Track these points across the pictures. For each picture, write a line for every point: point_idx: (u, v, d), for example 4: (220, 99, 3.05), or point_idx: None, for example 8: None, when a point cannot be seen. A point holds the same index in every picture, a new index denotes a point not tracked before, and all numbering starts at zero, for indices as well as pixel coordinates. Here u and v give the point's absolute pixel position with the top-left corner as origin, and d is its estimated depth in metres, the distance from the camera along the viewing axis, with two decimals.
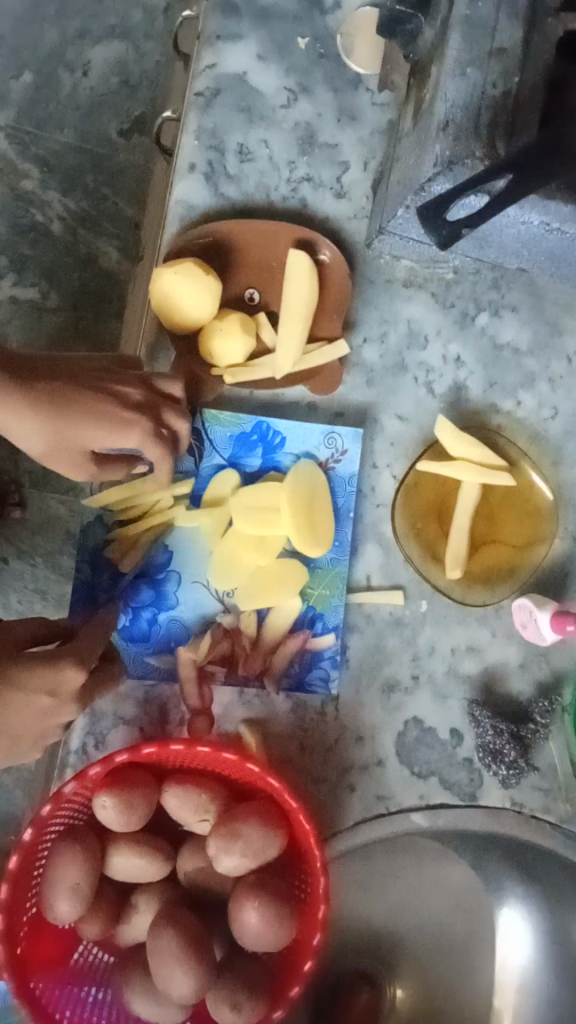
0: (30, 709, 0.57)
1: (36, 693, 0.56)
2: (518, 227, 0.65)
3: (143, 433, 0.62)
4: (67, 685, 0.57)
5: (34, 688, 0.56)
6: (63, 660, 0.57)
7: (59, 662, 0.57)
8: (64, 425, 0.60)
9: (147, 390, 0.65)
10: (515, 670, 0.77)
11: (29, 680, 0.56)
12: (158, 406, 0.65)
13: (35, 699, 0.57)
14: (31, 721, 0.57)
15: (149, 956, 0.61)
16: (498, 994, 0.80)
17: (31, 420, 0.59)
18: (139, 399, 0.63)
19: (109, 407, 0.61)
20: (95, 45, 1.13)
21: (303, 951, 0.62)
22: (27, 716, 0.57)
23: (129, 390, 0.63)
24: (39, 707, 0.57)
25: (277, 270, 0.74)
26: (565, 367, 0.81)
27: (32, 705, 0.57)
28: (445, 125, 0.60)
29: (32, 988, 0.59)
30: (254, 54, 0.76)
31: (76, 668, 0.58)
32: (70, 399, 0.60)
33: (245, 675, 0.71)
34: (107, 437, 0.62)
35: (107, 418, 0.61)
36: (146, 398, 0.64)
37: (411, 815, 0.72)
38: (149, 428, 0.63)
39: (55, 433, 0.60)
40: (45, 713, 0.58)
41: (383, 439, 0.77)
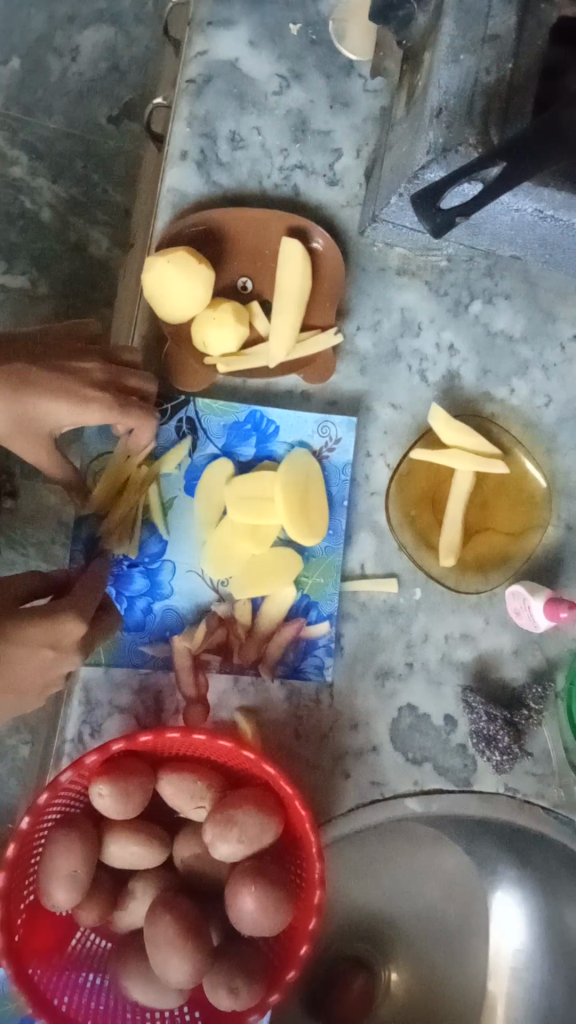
0: (33, 664, 0.56)
1: (40, 648, 0.56)
2: (512, 214, 0.65)
3: (106, 410, 0.59)
4: (69, 635, 0.57)
5: (36, 642, 0.55)
6: (63, 614, 0.56)
7: (59, 615, 0.56)
8: (19, 402, 0.56)
9: (107, 367, 0.62)
10: (509, 657, 0.77)
11: (32, 634, 0.55)
12: (118, 380, 0.62)
13: (37, 653, 0.56)
14: (34, 675, 0.57)
15: (147, 943, 0.61)
16: (492, 978, 0.81)
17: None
18: (100, 376, 0.61)
19: (68, 383, 0.58)
20: (84, 30, 1.12)
21: (300, 936, 0.62)
22: (29, 671, 0.56)
23: (86, 367, 0.60)
24: (41, 660, 0.56)
25: (270, 258, 0.73)
26: (558, 355, 0.81)
27: (36, 659, 0.56)
28: (439, 111, 0.61)
29: (30, 974, 0.59)
30: (245, 40, 0.76)
31: (76, 622, 0.57)
32: (24, 376, 0.57)
33: (240, 664, 0.71)
34: (67, 413, 0.58)
35: (70, 397, 0.58)
36: (107, 374, 0.61)
37: (406, 801, 0.73)
38: (115, 404, 0.60)
39: (11, 409, 0.56)
40: (47, 667, 0.57)
41: (376, 427, 0.77)
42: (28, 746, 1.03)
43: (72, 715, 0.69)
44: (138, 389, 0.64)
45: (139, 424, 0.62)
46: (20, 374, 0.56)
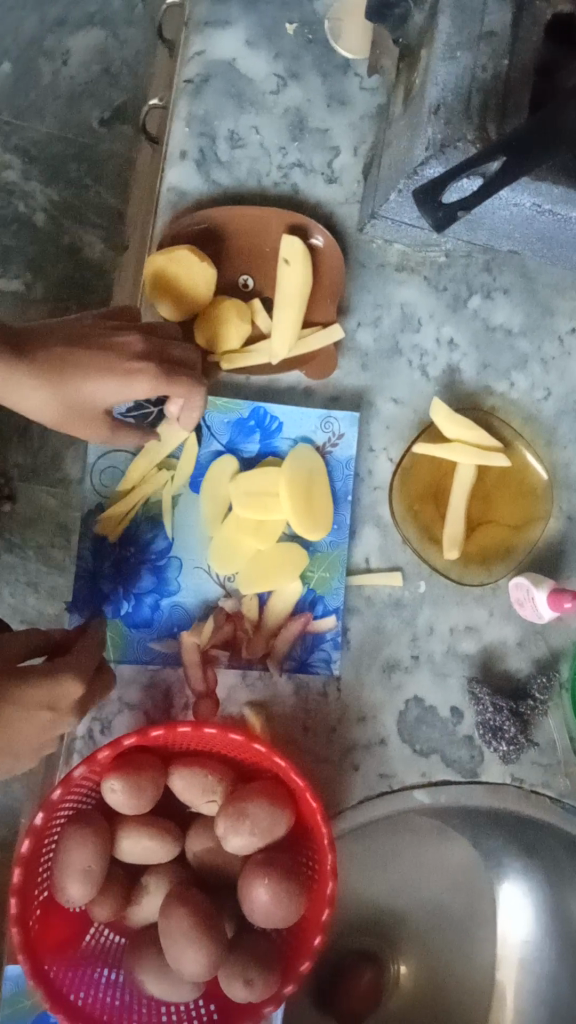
0: (31, 726, 0.56)
1: (38, 708, 0.56)
2: (510, 209, 0.66)
3: (150, 380, 0.62)
4: (69, 694, 0.58)
5: (37, 703, 0.56)
6: (65, 675, 0.58)
7: (59, 673, 0.58)
8: (65, 385, 0.60)
9: (149, 338, 0.63)
10: (513, 648, 0.78)
11: (33, 692, 0.56)
12: (163, 350, 0.64)
13: (36, 714, 0.56)
14: (28, 737, 0.57)
15: (161, 936, 0.62)
16: (499, 967, 0.82)
17: (34, 386, 0.59)
18: (143, 347, 0.63)
19: (111, 361, 0.61)
20: (76, 33, 1.12)
21: (313, 927, 0.63)
22: (28, 732, 0.57)
23: (130, 339, 0.62)
24: (39, 722, 0.57)
25: (271, 256, 0.74)
26: (557, 348, 0.82)
27: (34, 716, 0.56)
28: (437, 108, 0.61)
29: (46, 970, 0.60)
30: (243, 40, 0.76)
31: (76, 683, 0.58)
32: (67, 358, 0.60)
33: (249, 658, 0.72)
34: (112, 389, 0.61)
35: (112, 372, 0.61)
36: (149, 345, 0.63)
37: (414, 792, 0.73)
38: (159, 375, 0.62)
39: (58, 392, 0.60)
40: (45, 730, 0.58)
41: (378, 422, 0.78)
42: None
43: (82, 712, 0.69)
44: (185, 359, 0.65)
45: (186, 392, 0.64)
46: (63, 356, 0.60)
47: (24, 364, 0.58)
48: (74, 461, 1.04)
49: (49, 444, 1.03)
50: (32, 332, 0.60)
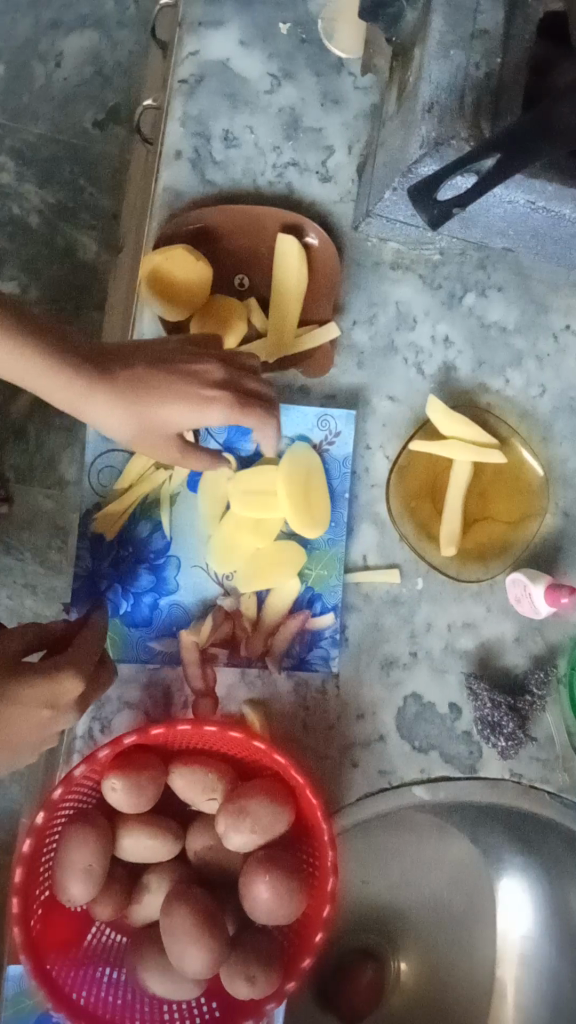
0: (29, 724, 0.57)
1: (36, 708, 0.57)
2: (504, 206, 0.66)
3: (225, 411, 0.63)
4: (67, 691, 0.57)
5: (34, 701, 0.56)
6: (62, 673, 0.57)
7: (57, 671, 0.57)
8: (142, 406, 0.61)
9: (228, 368, 0.64)
10: (511, 644, 0.78)
11: (30, 693, 0.56)
12: (239, 381, 0.65)
13: (34, 713, 0.57)
14: (28, 733, 0.57)
15: (163, 934, 0.62)
16: (500, 965, 0.82)
17: (108, 404, 0.60)
18: (221, 378, 0.64)
19: (186, 386, 0.62)
20: (69, 36, 1.12)
21: (315, 923, 0.63)
22: (27, 730, 0.57)
23: (209, 366, 0.63)
24: (38, 721, 0.57)
25: (266, 255, 0.74)
26: (552, 344, 0.82)
27: (33, 715, 0.57)
28: (430, 107, 0.61)
29: (48, 969, 0.60)
30: (237, 40, 0.76)
31: (75, 680, 0.58)
32: (145, 379, 0.61)
33: (248, 656, 0.72)
34: (185, 413, 0.62)
35: (189, 400, 0.62)
36: (227, 375, 0.64)
37: (414, 789, 0.74)
38: (232, 407, 0.64)
39: (134, 412, 0.61)
40: (44, 726, 0.58)
41: (375, 420, 0.78)
42: None
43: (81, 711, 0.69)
44: (259, 392, 0.66)
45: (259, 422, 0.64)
46: (143, 379, 0.61)
47: (100, 380, 0.60)
48: (70, 463, 1.04)
49: (45, 446, 1.03)
50: (113, 351, 0.62)
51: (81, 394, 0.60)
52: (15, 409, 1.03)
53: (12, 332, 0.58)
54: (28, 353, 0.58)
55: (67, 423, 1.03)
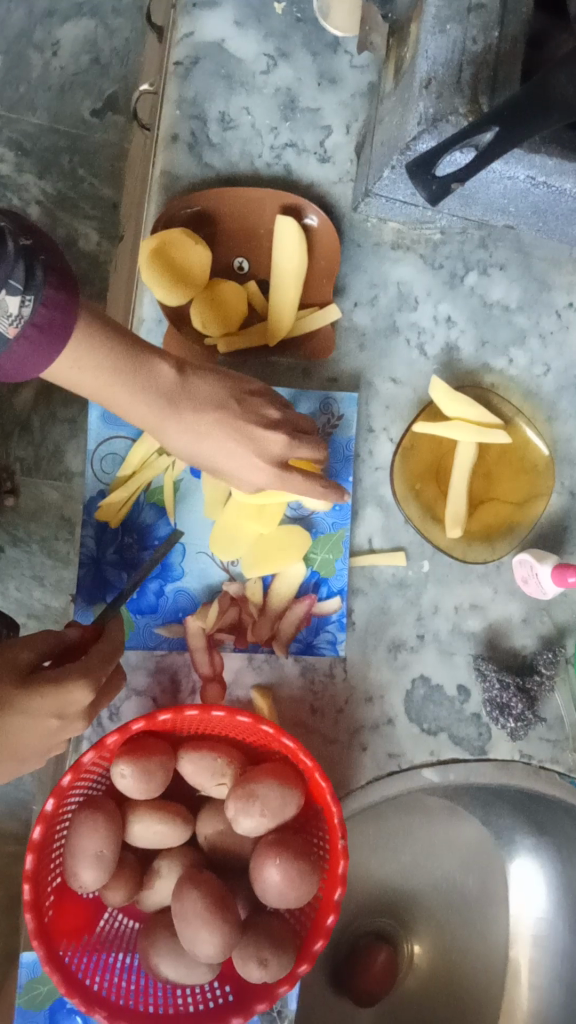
0: (37, 732, 0.56)
1: (47, 716, 0.56)
2: (504, 183, 0.65)
3: (271, 481, 0.65)
4: (77, 701, 0.57)
5: (43, 712, 0.55)
6: (72, 683, 0.56)
7: (67, 681, 0.56)
8: (202, 446, 0.64)
9: (290, 434, 0.66)
10: (519, 624, 0.77)
11: (45, 700, 0.55)
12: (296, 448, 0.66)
13: (42, 722, 0.56)
14: (36, 740, 0.57)
15: (175, 919, 0.62)
16: (513, 944, 0.83)
17: (170, 433, 0.63)
18: (279, 448, 0.65)
19: (246, 447, 0.64)
20: (64, 24, 1.11)
21: (326, 907, 0.63)
22: (34, 738, 0.56)
23: (270, 428, 0.65)
24: (45, 729, 0.56)
25: (265, 237, 0.74)
26: (555, 322, 0.81)
27: (43, 723, 0.56)
28: (428, 81, 0.60)
29: (61, 955, 0.60)
30: (231, 20, 0.75)
31: (84, 689, 0.57)
32: (207, 424, 0.63)
33: (255, 641, 0.72)
34: (237, 466, 0.65)
35: (242, 458, 0.64)
36: (288, 443, 0.65)
37: (423, 771, 0.74)
38: (280, 482, 0.65)
39: (190, 447, 0.64)
40: (50, 733, 0.57)
41: (378, 402, 0.78)
42: None
43: None
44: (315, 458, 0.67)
45: (310, 496, 0.66)
46: (205, 422, 0.63)
47: (168, 415, 0.62)
48: (76, 454, 1.03)
49: (50, 438, 1.03)
50: (189, 386, 0.63)
51: (147, 418, 0.62)
52: (19, 402, 1.03)
53: (107, 349, 0.57)
54: (114, 376, 0.59)
55: (72, 415, 1.03)
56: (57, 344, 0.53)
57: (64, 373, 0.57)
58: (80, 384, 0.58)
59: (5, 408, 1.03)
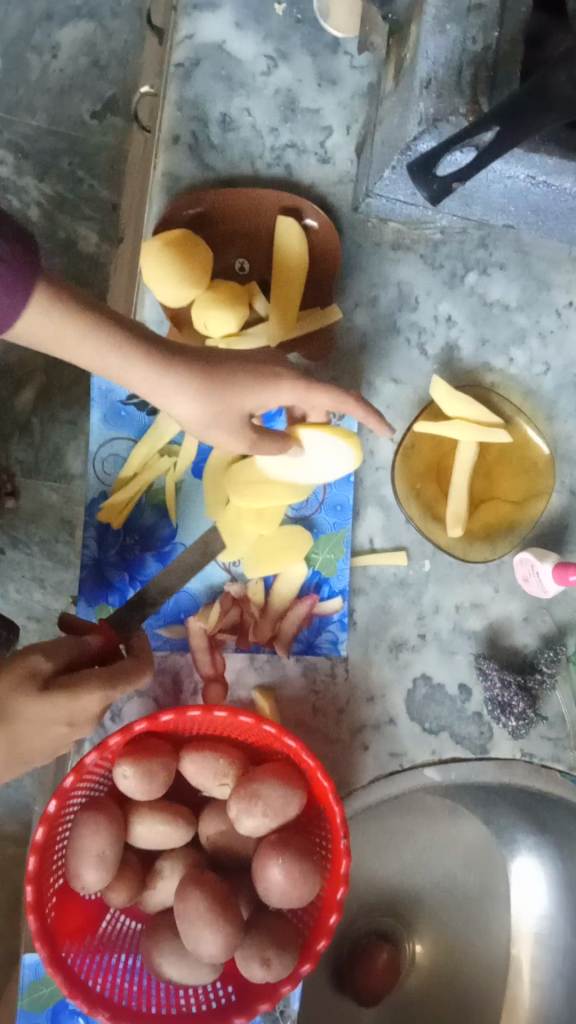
0: (46, 737, 0.57)
1: (55, 724, 0.57)
2: (504, 182, 0.66)
3: (292, 387, 0.64)
4: (86, 709, 0.57)
5: (51, 719, 0.56)
6: (82, 693, 0.57)
7: (79, 690, 0.57)
8: (208, 401, 0.62)
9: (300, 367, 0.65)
10: (520, 623, 0.78)
11: (51, 707, 0.56)
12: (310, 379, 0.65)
13: (51, 727, 0.57)
14: (45, 743, 0.58)
15: (178, 919, 0.62)
16: (515, 942, 0.83)
17: (173, 390, 0.61)
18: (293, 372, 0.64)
19: (261, 369, 0.63)
20: (63, 26, 1.11)
21: (329, 906, 0.63)
22: (43, 741, 0.57)
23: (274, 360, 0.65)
24: (54, 734, 0.57)
25: (265, 239, 0.74)
26: (555, 321, 0.81)
27: (50, 729, 0.57)
28: (428, 82, 0.61)
29: (64, 956, 0.60)
30: (231, 22, 0.75)
31: (95, 699, 0.57)
32: (211, 358, 0.62)
33: (256, 641, 0.72)
34: (258, 396, 0.63)
35: (260, 375, 0.62)
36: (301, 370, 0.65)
37: (425, 771, 0.74)
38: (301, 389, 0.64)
39: (203, 389, 0.61)
40: (60, 738, 0.58)
41: (378, 402, 0.78)
42: None
43: None
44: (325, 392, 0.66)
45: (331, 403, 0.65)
46: (211, 359, 0.62)
47: (173, 360, 0.60)
48: (76, 455, 1.03)
49: (50, 439, 1.03)
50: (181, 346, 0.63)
51: (143, 377, 0.60)
52: (19, 403, 1.03)
53: (91, 308, 0.58)
54: (102, 334, 0.58)
55: (71, 416, 1.03)
56: (19, 292, 0.53)
57: (52, 331, 0.56)
58: (75, 346, 0.58)
59: (5, 410, 1.03)
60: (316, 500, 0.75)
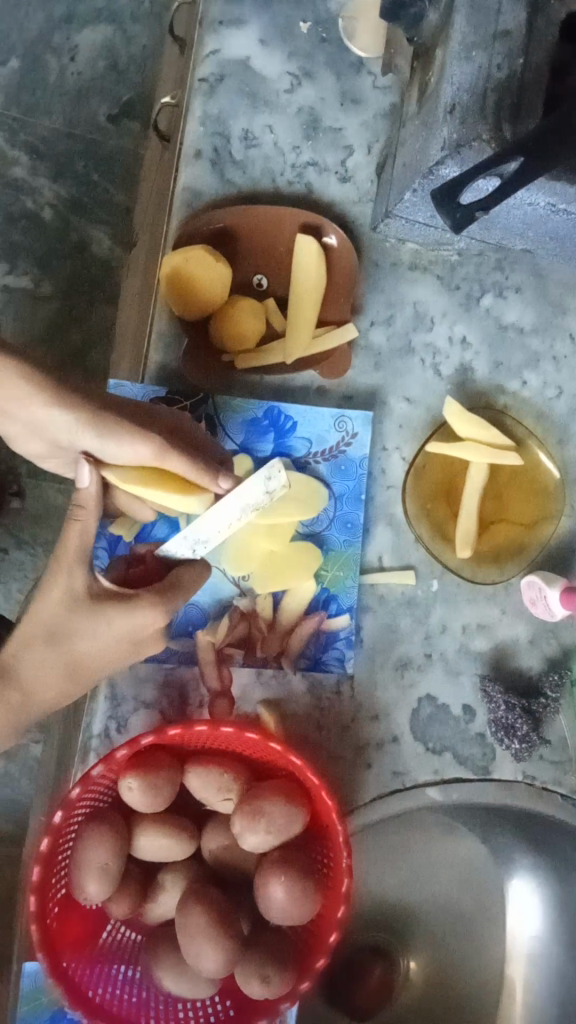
0: (112, 647, 0.60)
1: (114, 634, 0.59)
2: (524, 209, 0.66)
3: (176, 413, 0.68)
4: (145, 623, 0.59)
5: (112, 628, 0.59)
6: (141, 603, 0.59)
7: (137, 602, 0.59)
8: (92, 421, 0.58)
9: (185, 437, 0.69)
10: (525, 646, 0.78)
11: (103, 616, 0.58)
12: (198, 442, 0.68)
13: (117, 637, 0.59)
14: (113, 656, 0.61)
15: (178, 934, 0.62)
16: (509, 961, 0.82)
17: (51, 408, 0.57)
18: None
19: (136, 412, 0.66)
20: (82, 29, 1.12)
21: (328, 925, 0.63)
22: (109, 651, 0.60)
23: None
24: (122, 644, 0.60)
25: (285, 257, 0.75)
26: (569, 346, 0.82)
27: (113, 643, 0.59)
28: (452, 108, 0.61)
29: (65, 967, 0.60)
30: (257, 39, 0.77)
31: (153, 610, 0.59)
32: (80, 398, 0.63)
33: (264, 658, 0.72)
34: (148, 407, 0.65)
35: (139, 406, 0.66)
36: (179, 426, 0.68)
37: (427, 790, 0.74)
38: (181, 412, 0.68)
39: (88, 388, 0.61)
40: (126, 648, 0.61)
41: (391, 421, 0.78)
42: (40, 744, 1.03)
43: (98, 709, 0.69)
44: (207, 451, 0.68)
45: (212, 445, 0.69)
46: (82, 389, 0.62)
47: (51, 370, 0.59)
48: None
49: None
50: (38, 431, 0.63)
51: (15, 393, 0.57)
52: None
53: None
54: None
55: None
56: None
57: None
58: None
59: None
60: (326, 516, 0.75)
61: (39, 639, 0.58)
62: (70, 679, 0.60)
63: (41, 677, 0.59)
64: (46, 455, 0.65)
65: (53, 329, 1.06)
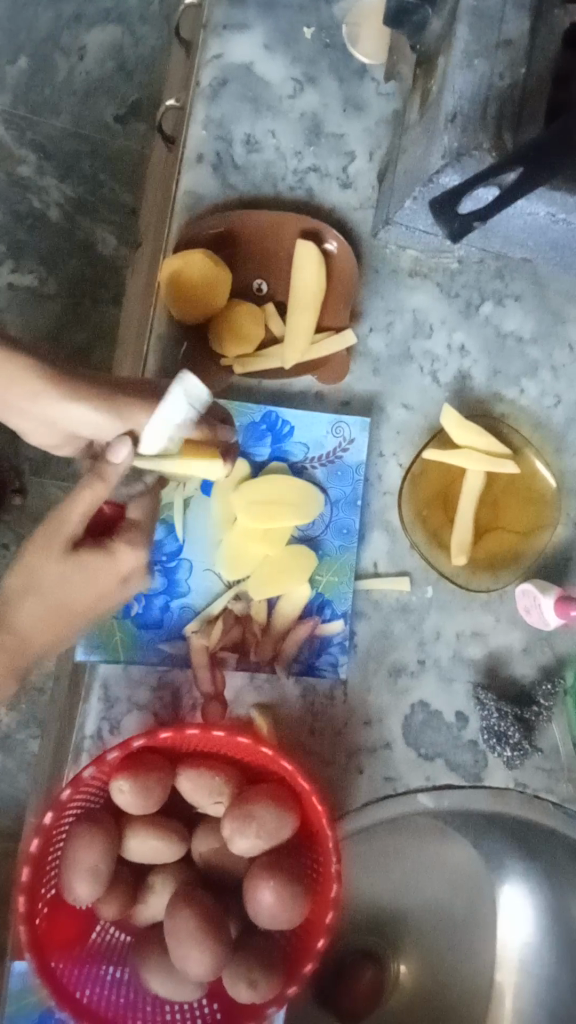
0: (103, 590, 0.63)
1: (114, 596, 0.64)
2: (525, 218, 0.66)
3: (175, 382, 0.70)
4: (128, 564, 0.64)
5: (110, 580, 0.63)
6: (122, 548, 0.63)
7: (118, 548, 0.63)
8: (109, 407, 0.60)
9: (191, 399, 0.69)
10: (519, 654, 0.78)
11: (99, 566, 0.62)
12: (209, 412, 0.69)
13: (108, 581, 0.63)
14: (103, 598, 0.63)
15: (167, 937, 0.62)
16: (499, 968, 0.81)
17: (65, 400, 0.59)
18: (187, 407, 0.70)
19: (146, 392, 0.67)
20: (90, 29, 1.12)
21: (316, 930, 0.63)
22: (100, 597, 0.63)
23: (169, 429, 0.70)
24: (111, 588, 0.63)
25: (285, 264, 0.75)
26: (567, 355, 0.82)
27: (100, 591, 0.63)
28: (453, 116, 0.61)
29: (53, 967, 0.60)
30: (260, 44, 0.77)
31: (135, 552, 0.64)
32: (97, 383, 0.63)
33: (257, 662, 0.72)
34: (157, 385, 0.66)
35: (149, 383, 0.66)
36: None
37: (418, 796, 0.74)
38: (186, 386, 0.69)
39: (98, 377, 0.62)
40: (115, 590, 0.64)
41: (389, 427, 0.78)
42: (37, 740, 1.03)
43: (91, 710, 0.70)
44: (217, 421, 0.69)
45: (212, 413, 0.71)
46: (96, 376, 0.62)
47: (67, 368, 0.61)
48: None
49: None
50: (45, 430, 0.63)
51: (25, 389, 0.58)
52: None
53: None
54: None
55: None
56: None
57: None
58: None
59: None
60: (322, 522, 0.75)
61: (34, 594, 0.61)
62: (57, 624, 0.63)
63: (31, 621, 0.62)
64: (55, 445, 0.67)
65: (56, 327, 1.06)
